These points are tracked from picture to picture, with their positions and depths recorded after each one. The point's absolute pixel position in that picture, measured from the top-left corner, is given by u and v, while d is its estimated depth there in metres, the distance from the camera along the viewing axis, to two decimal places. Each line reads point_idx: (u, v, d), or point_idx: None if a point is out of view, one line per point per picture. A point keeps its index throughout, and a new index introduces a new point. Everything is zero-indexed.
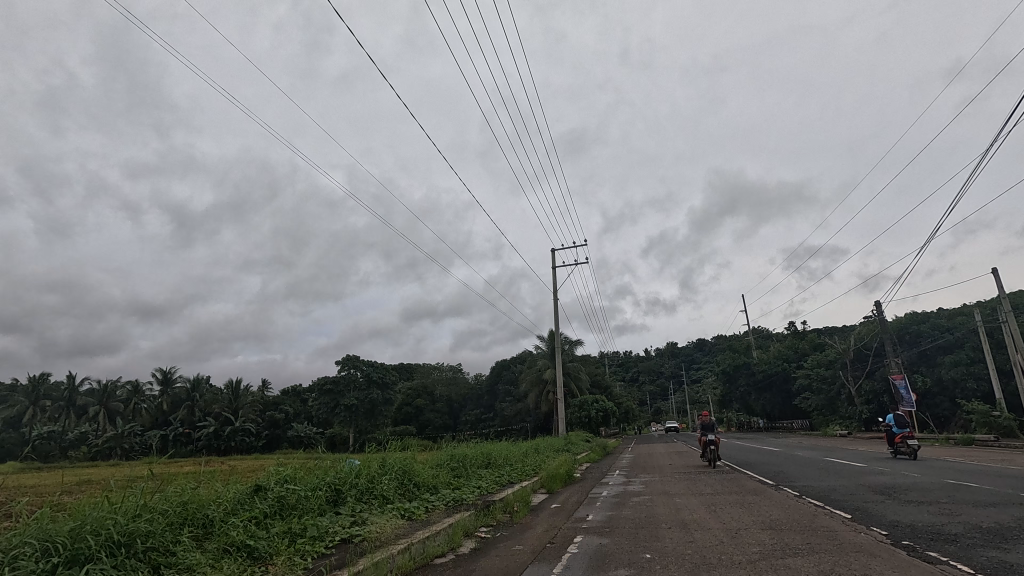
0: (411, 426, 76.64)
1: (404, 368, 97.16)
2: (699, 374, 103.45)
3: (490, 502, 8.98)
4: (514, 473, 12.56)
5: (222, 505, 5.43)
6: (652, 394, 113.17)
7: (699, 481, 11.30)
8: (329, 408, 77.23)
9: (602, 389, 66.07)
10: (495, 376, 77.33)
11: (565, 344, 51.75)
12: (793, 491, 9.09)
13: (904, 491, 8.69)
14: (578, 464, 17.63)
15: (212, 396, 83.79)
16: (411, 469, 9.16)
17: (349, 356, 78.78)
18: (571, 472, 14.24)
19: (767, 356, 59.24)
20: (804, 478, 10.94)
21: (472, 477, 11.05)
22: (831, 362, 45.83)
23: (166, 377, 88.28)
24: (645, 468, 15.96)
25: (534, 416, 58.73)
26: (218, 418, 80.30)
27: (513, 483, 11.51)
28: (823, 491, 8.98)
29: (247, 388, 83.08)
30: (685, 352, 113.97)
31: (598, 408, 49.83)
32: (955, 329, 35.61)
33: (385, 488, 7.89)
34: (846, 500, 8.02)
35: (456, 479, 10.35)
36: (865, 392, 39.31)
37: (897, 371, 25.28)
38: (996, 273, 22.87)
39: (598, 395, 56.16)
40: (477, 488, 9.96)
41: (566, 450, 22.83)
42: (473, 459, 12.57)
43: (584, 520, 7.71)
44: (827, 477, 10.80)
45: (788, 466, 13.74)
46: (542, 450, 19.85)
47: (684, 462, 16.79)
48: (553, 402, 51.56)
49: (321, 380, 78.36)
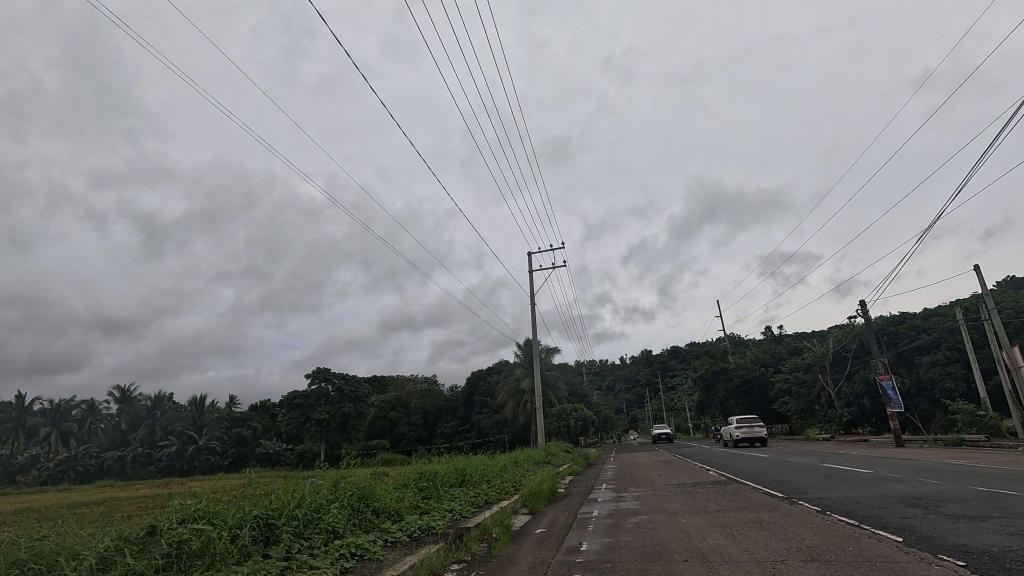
0: (384, 441, 74.24)
1: (378, 381, 94.69)
2: (675, 382, 103.52)
3: (464, 530, 7.59)
4: (491, 492, 11.14)
5: (83, 559, 3.93)
6: (628, 402, 112.99)
7: (699, 496, 10.05)
8: (299, 423, 74.36)
9: (580, 398, 65.07)
10: (472, 386, 75.70)
11: (542, 352, 50.64)
12: (815, 506, 7.91)
13: (938, 501, 7.61)
14: (561, 477, 16.30)
15: (174, 414, 80.27)
16: (368, 492, 7.72)
17: (320, 369, 76.37)
18: (554, 488, 12.86)
19: (743, 361, 59.16)
20: (813, 489, 9.84)
21: (443, 499, 9.61)
22: (809, 366, 45.63)
23: (125, 394, 84.31)
24: (633, 480, 14.71)
25: (512, 427, 57.34)
26: (181, 437, 76.82)
27: (490, 503, 10.10)
28: (847, 504, 7.83)
29: (211, 404, 79.82)
30: (660, 359, 114.13)
31: (577, 417, 48.63)
32: (931, 330, 35.63)
33: (334, 518, 6.42)
34: (881, 516, 6.85)
35: (423, 502, 8.92)
36: (845, 395, 38.99)
37: (883, 371, 24.69)
38: (979, 270, 22.54)
39: (577, 404, 55.14)
40: (449, 513, 8.55)
41: (547, 461, 21.56)
42: (446, 476, 11.16)
43: (578, 551, 6.38)
44: (842, 487, 9.72)
45: (790, 474, 12.68)
46: (521, 463, 18.47)
47: (676, 472, 15.66)
48: (531, 412, 50.33)
49: (290, 394, 75.75)
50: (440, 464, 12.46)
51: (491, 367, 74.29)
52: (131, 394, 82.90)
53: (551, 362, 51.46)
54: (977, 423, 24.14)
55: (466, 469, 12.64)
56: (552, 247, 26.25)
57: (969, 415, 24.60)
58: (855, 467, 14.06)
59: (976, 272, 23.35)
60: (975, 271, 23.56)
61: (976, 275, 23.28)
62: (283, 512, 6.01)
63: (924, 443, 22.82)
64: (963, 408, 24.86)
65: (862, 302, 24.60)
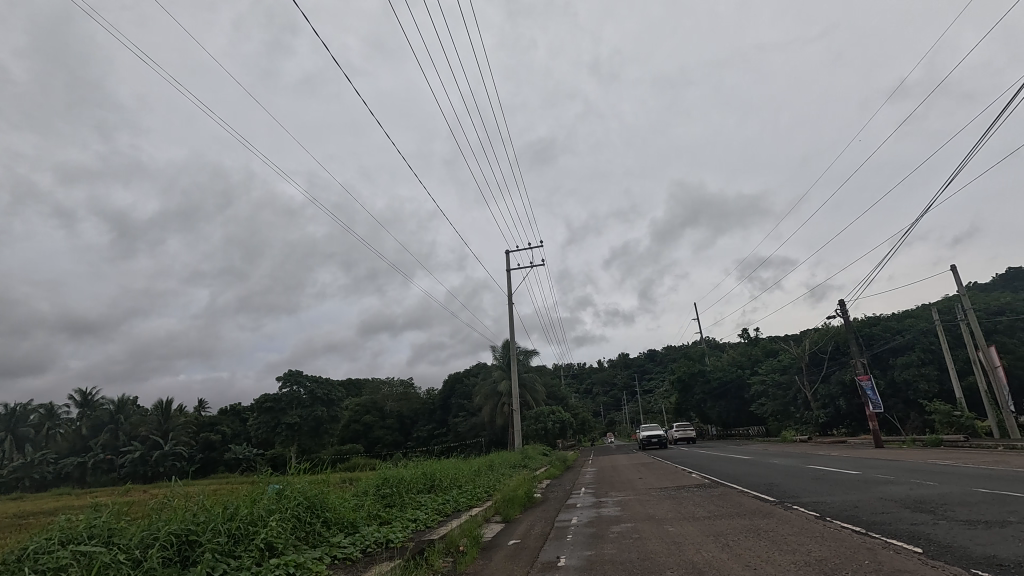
0: (358, 445, 72.56)
1: (353, 385, 92.73)
2: (652, 384, 103.68)
3: (427, 543, 6.75)
4: (461, 499, 10.28)
5: None
6: (606, 405, 112.92)
7: (685, 502, 9.36)
8: (270, 427, 72.24)
9: (557, 401, 64.44)
10: (449, 389, 74.47)
11: (520, 354, 49.88)
12: (813, 511, 7.25)
13: (946, 505, 6.99)
14: (537, 482, 15.47)
15: (138, 418, 77.32)
16: (317, 501, 6.82)
17: (292, 372, 74.44)
18: (530, 493, 12.05)
19: (721, 364, 59.25)
20: (806, 493, 9.23)
21: (406, 507, 8.73)
22: (785, 367, 45.78)
23: (86, 399, 80.89)
24: (614, 485, 13.97)
25: (490, 430, 56.46)
26: (145, 442, 74.05)
27: (459, 511, 9.26)
28: (847, 510, 7.18)
29: (178, 408, 77.20)
30: (637, 362, 114.38)
31: (554, 419, 47.85)
32: (905, 331, 35.91)
33: (272, 532, 5.52)
34: (888, 523, 6.20)
35: (384, 511, 8.05)
36: (821, 397, 39.09)
37: (862, 371, 24.48)
38: (956, 269, 22.48)
39: (555, 407, 54.49)
40: (411, 523, 7.69)
41: (523, 465, 20.75)
42: (413, 481, 10.32)
43: (557, 568, 5.57)
44: (837, 490, 9.09)
45: (779, 477, 12.04)
46: (495, 467, 17.60)
47: (658, 475, 15.00)
48: (509, 415, 49.45)
49: (261, 397, 73.62)
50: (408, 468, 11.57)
51: (468, 370, 73.21)
52: (93, 397, 79.61)
53: (529, 364, 50.76)
54: (954, 423, 24.11)
55: (434, 473, 11.76)
56: (530, 244, 25.61)
57: (945, 416, 24.52)
58: (838, 469, 13.69)
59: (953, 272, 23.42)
60: (951, 272, 23.65)
61: (953, 275, 23.22)
62: (204, 526, 5.10)
63: (903, 444, 22.65)
64: (940, 409, 24.75)
65: (841, 302, 24.40)
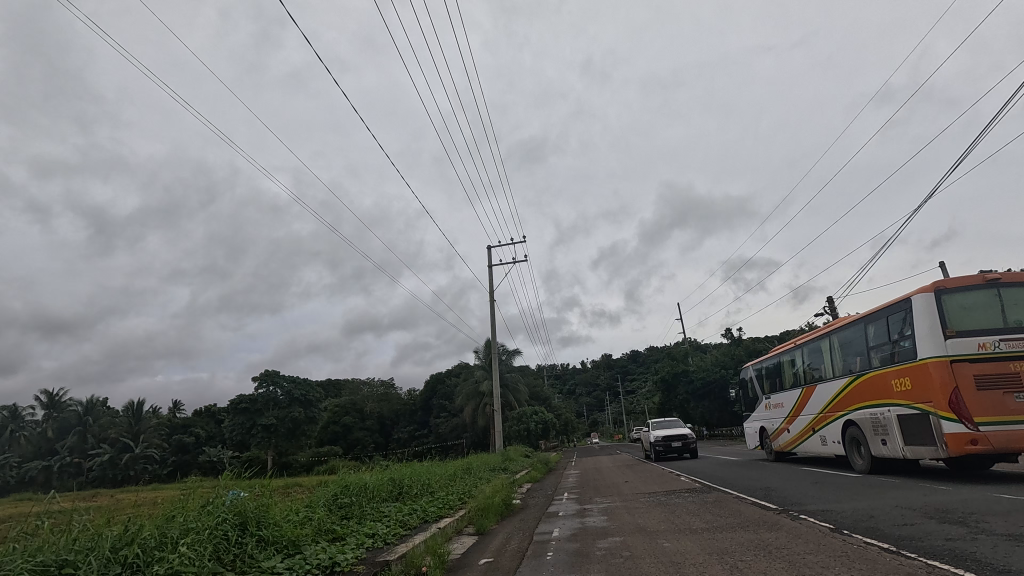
0: (337, 447, 70.89)
1: (333, 386, 90.97)
2: (635, 385, 103.45)
3: (381, 565, 5.73)
4: (430, 508, 9.25)
5: None
6: (589, 405, 112.66)
7: (678, 510, 8.45)
8: (244, 429, 70.80)
9: (540, 401, 63.69)
10: (430, 390, 73.09)
11: (502, 354, 48.91)
12: (827, 523, 6.41)
13: (976, 515, 6.17)
14: (517, 486, 14.44)
15: (107, 420, 74.56)
16: (250, 517, 5.77)
17: (269, 372, 72.60)
18: (508, 500, 11.04)
19: (704, 363, 59.03)
20: (810, 499, 8.39)
21: (366, 519, 7.71)
22: None
23: (52, 400, 77.81)
24: (598, 489, 13.01)
25: (471, 431, 55.38)
26: (115, 445, 71.45)
27: (426, 523, 8.23)
28: (865, 521, 6.34)
29: (150, 409, 74.73)
30: (620, 362, 114.23)
31: (537, 420, 46.90)
32: None
33: (182, 557, 4.47)
34: (920, 537, 5.35)
35: (337, 524, 7.01)
36: None
37: None
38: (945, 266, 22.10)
39: (538, 407, 53.68)
40: (368, 539, 6.67)
41: (503, 468, 19.75)
42: (378, 488, 9.25)
43: None
44: (845, 496, 8.23)
45: (774, 481, 11.17)
46: (473, 470, 16.56)
47: (646, 480, 14.07)
48: (491, 416, 48.42)
49: (235, 398, 71.68)
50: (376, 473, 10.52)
51: (450, 370, 72.10)
52: (59, 398, 76.53)
53: (512, 364, 49.86)
54: None
55: (403, 478, 10.74)
56: (512, 238, 24.86)
57: None
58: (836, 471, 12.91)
59: (942, 270, 23.12)
60: (940, 269, 23.35)
61: (942, 272, 22.79)
62: (89, 560, 4.08)
63: None
64: None
65: (831, 299, 23.94)
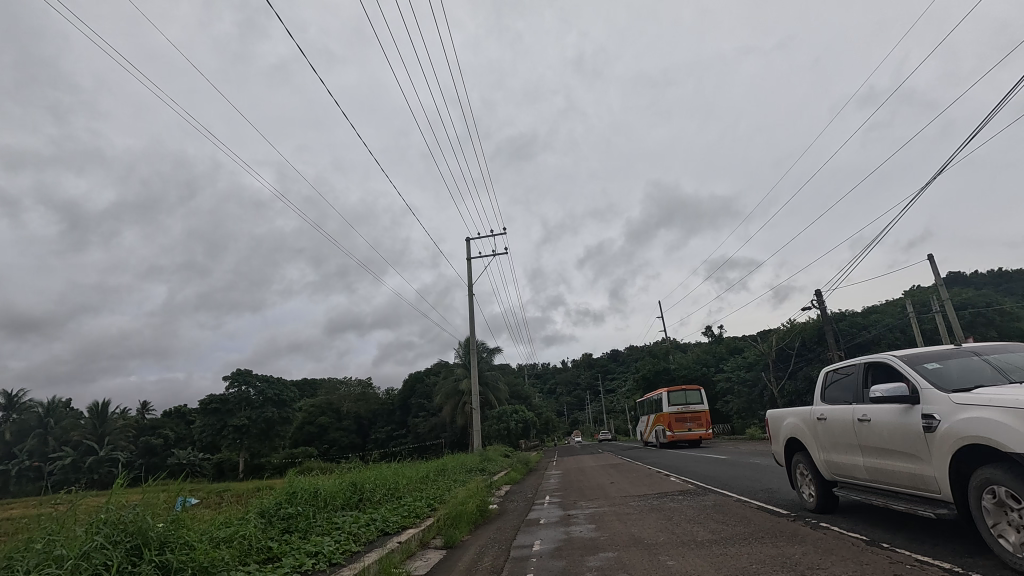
0: (311, 448, 68.94)
1: (309, 386, 88.77)
2: (615, 383, 103.39)
3: None
4: (392, 516, 8.06)
5: None
6: (569, 405, 112.02)
7: (676, 518, 7.45)
8: (215, 430, 68.45)
9: (521, 400, 62.74)
10: (409, 389, 71.53)
11: (482, 352, 47.86)
12: (857, 533, 5.41)
13: None
14: (494, 489, 13.36)
15: (70, 422, 71.63)
16: (149, 541, 4.55)
17: (240, 371, 70.57)
18: (485, 506, 9.91)
19: (685, 361, 58.73)
20: (824, 501, 7.44)
21: (313, 533, 6.52)
22: (752, 365, 45.25)
23: (10, 401, 74.28)
24: (582, 492, 11.96)
25: (450, 430, 54.14)
26: (78, 448, 68.36)
27: (385, 536, 7.06)
28: (900, 531, 5.42)
29: (115, 411, 71.84)
30: (601, 361, 114.18)
31: (518, 419, 45.75)
32: (871, 327, 35.70)
33: None
34: (978, 555, 4.39)
35: (272, 544, 5.78)
36: (788, 393, 38.58)
37: (840, 365, 23.28)
38: (934, 259, 21.64)
39: (518, 406, 52.77)
40: (308, 560, 5.51)
41: (482, 469, 18.69)
42: (331, 496, 7.99)
43: None
44: (862, 500, 7.27)
45: (773, 481, 10.20)
46: (448, 472, 15.42)
47: (631, 481, 13.03)
48: (470, 415, 47.26)
49: (205, 398, 69.46)
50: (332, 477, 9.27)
51: (429, 369, 70.74)
52: (18, 400, 73.04)
53: (492, 362, 48.83)
54: None
55: (365, 482, 9.51)
56: (493, 232, 24.09)
57: None
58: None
59: (930, 263, 22.62)
60: (928, 262, 22.81)
61: (929, 264, 22.26)
62: None
63: None
64: None
65: (818, 292, 23.28)
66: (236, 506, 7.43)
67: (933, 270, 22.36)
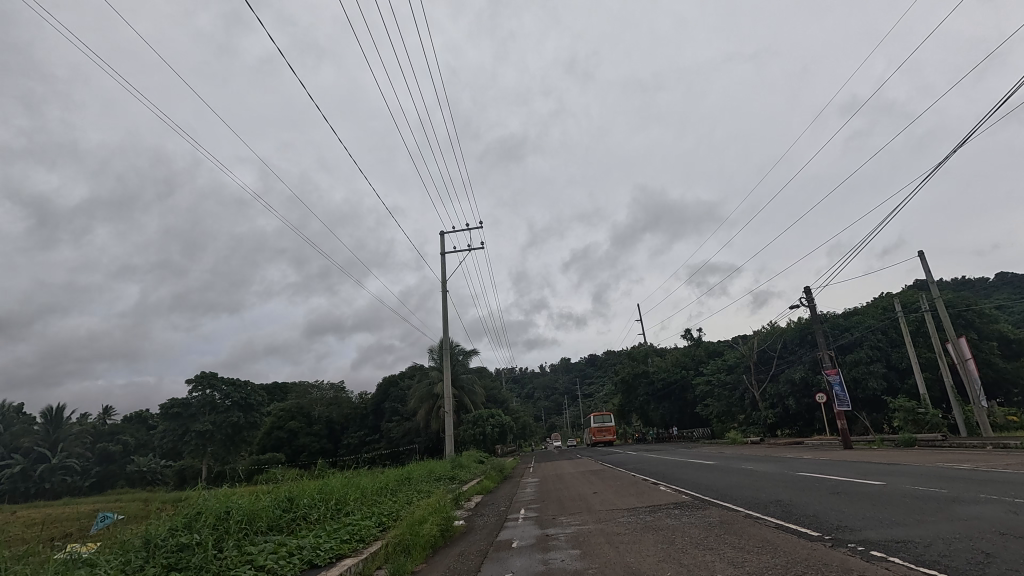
0: (279, 453, 66.14)
1: (278, 390, 85.73)
2: (593, 388, 102.61)
3: None
4: (329, 542, 6.46)
5: None
6: (547, 409, 110.37)
7: (675, 542, 6.02)
8: (176, 436, 65.27)
9: (498, 404, 61.18)
10: (382, 393, 69.24)
11: (458, 354, 46.29)
12: (933, 568, 4.06)
13: None
14: (463, 501, 11.84)
15: (20, 426, 67.68)
16: None
17: (205, 374, 67.68)
18: (448, 523, 8.36)
19: (664, 364, 57.92)
20: (856, 521, 6.10)
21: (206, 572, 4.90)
22: (733, 367, 44.52)
23: None
24: (561, 505, 10.48)
25: (424, 435, 52.23)
26: (28, 456, 64.38)
27: (314, 571, 5.51)
28: (987, 566, 4.07)
29: (70, 416, 68.13)
30: (578, 366, 113.29)
31: (494, 423, 43.97)
32: (853, 329, 35.19)
33: None
34: None
35: None
36: (770, 396, 37.85)
37: (829, 365, 22.29)
38: (925, 256, 20.87)
39: (495, 410, 51.25)
40: None
41: (452, 477, 17.16)
42: (246, 518, 6.35)
43: None
44: (906, 518, 5.94)
45: (781, 493, 8.87)
46: (412, 482, 13.86)
47: (617, 491, 11.60)
48: (445, 419, 45.49)
49: (166, 402, 66.34)
50: (261, 492, 7.64)
51: (403, 372, 68.67)
52: None
53: (468, 365, 47.36)
54: (917, 421, 22.12)
55: (300, 496, 7.90)
56: (467, 228, 22.70)
57: (908, 413, 22.41)
58: (836, 476, 10.96)
59: (922, 260, 21.88)
60: (919, 260, 22.03)
61: (921, 262, 21.44)
62: None
63: (872, 444, 20.63)
64: (903, 405, 22.54)
65: (808, 288, 22.32)
66: (116, 535, 5.76)
67: (925, 266, 21.56)
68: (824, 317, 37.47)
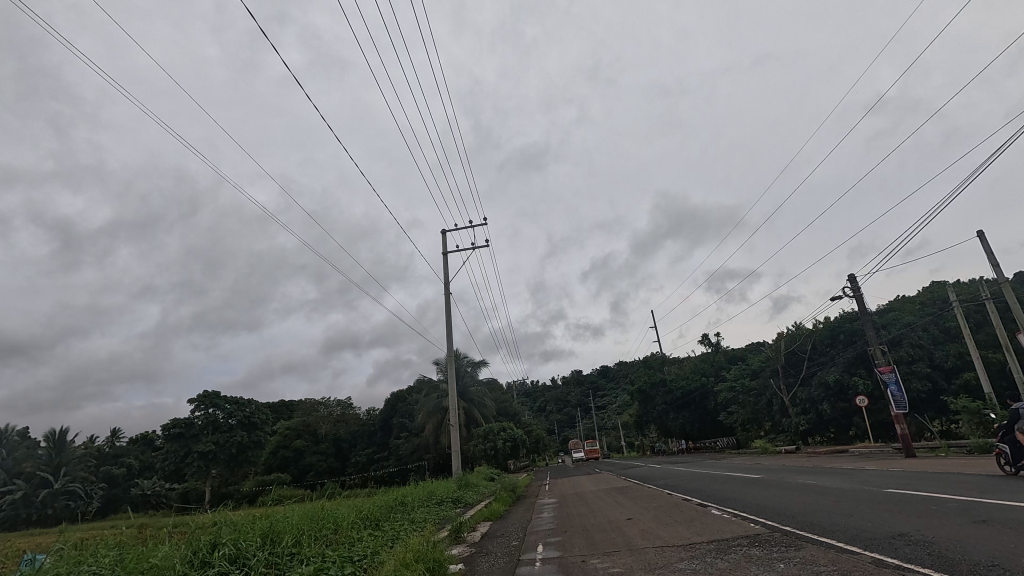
0: (284, 474, 63.56)
1: (284, 408, 83.77)
2: (605, 400, 99.81)
3: None
4: None
5: None
6: (560, 423, 107.02)
7: None
8: (178, 457, 63.32)
9: (509, 417, 58.54)
10: (390, 409, 66.79)
11: (466, 365, 43.92)
12: None
13: None
14: (468, 534, 9.61)
15: (23, 451, 65.98)
16: None
17: (207, 393, 65.93)
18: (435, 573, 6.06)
19: (682, 371, 55.25)
20: None
21: None
22: (758, 372, 41.79)
23: None
24: (589, 538, 8.13)
25: (433, 453, 49.58)
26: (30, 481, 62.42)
27: None
28: None
29: (72, 439, 66.43)
30: (590, 379, 110.16)
31: (505, 437, 41.40)
32: (888, 326, 32.53)
33: None
34: None
35: None
36: (802, 402, 35.14)
37: (883, 364, 19.67)
38: (991, 237, 18.39)
39: (506, 423, 48.78)
40: None
41: (457, 500, 14.93)
42: None
43: None
44: None
45: (896, 522, 6.46)
46: (405, 509, 11.58)
47: (659, 517, 9.23)
48: (453, 435, 43.01)
49: (169, 422, 64.33)
50: (158, 550, 5.34)
51: (410, 386, 66.29)
52: None
53: (477, 377, 44.91)
54: (985, 424, 19.46)
55: (221, 553, 5.60)
56: (470, 224, 21.01)
57: (974, 415, 19.78)
58: (936, 492, 8.67)
59: (982, 243, 19.37)
60: (979, 243, 19.53)
61: (984, 244, 18.97)
62: None
63: (939, 452, 17.99)
64: (967, 407, 19.89)
65: (853, 276, 19.79)
66: None
67: (986, 250, 19.05)
68: (858, 313, 34.71)
